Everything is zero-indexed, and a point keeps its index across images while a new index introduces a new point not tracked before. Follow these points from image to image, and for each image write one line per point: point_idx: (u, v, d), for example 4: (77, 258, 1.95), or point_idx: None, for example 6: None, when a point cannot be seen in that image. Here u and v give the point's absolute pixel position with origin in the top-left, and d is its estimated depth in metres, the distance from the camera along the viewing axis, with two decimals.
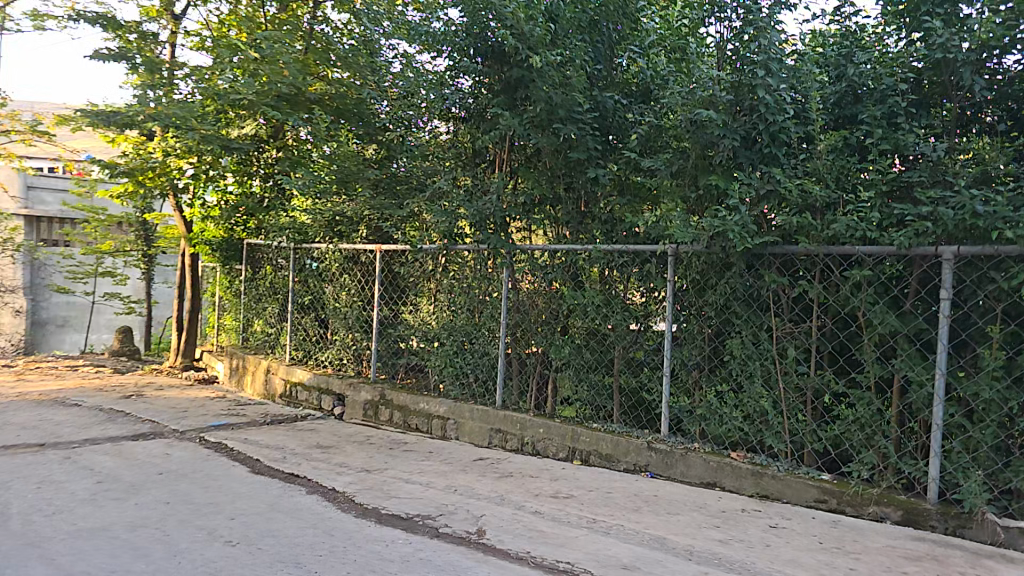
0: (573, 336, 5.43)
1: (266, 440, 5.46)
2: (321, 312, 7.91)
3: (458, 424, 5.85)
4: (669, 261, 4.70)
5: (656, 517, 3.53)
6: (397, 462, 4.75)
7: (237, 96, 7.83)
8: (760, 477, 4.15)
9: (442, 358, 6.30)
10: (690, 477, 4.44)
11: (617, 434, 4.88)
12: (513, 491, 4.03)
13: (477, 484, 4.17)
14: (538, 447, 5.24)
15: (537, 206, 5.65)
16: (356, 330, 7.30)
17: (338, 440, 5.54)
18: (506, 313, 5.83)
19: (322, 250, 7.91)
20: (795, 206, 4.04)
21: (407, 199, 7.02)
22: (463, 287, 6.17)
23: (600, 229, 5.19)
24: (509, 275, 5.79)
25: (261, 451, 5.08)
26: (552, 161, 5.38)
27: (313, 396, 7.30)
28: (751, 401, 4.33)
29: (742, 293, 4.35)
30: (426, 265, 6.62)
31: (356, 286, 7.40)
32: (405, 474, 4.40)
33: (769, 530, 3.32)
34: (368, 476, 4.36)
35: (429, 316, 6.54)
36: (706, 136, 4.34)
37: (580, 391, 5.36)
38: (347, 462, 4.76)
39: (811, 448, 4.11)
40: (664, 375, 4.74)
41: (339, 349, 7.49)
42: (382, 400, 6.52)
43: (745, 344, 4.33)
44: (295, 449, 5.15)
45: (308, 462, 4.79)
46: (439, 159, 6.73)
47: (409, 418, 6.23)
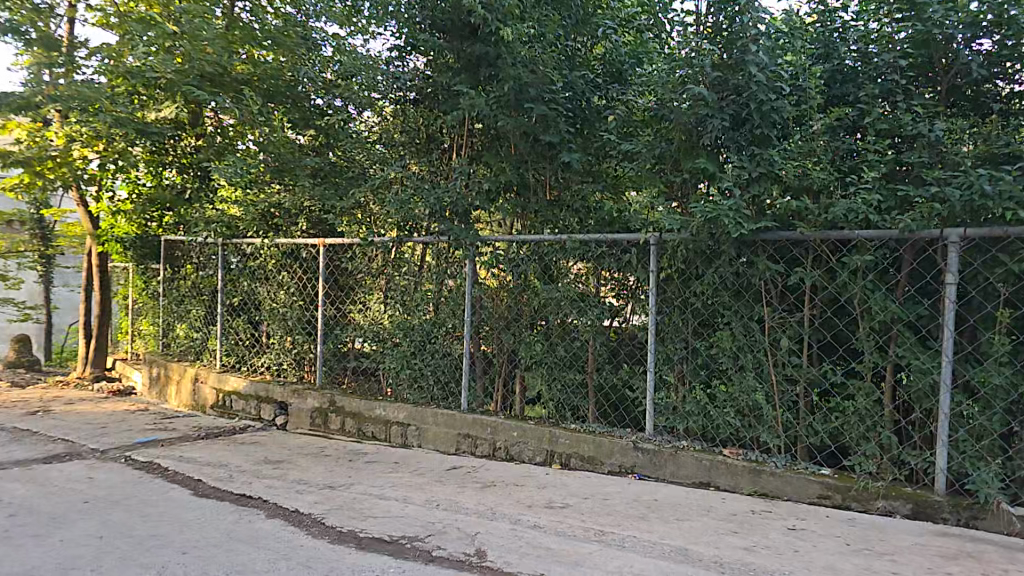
0: (544, 332, 5.13)
1: (206, 456, 4.86)
2: (257, 313, 7.29)
3: (419, 430, 5.43)
4: (651, 251, 4.49)
5: (667, 525, 3.25)
6: (362, 476, 4.30)
7: (154, 75, 7.08)
8: (757, 475, 3.95)
9: (397, 360, 5.86)
10: (681, 478, 4.21)
11: (598, 435, 4.60)
12: (502, 503, 3.67)
13: (460, 497, 3.78)
14: (512, 452, 4.90)
15: (503, 195, 5.31)
16: (298, 332, 6.77)
17: (288, 453, 5.01)
18: (471, 310, 5.47)
19: (255, 247, 7.24)
20: (789, 190, 3.89)
21: (353, 189, 6.52)
22: (424, 282, 5.82)
23: (574, 214, 4.97)
24: (472, 268, 5.45)
25: (202, 469, 4.50)
26: (520, 146, 5.07)
27: (250, 405, 6.68)
28: (743, 395, 4.13)
29: (731, 282, 4.16)
30: (376, 260, 6.16)
31: (296, 284, 6.86)
32: (377, 490, 3.96)
33: (791, 533, 3.10)
34: (335, 494, 3.89)
35: (382, 315, 6.09)
36: (693, 119, 4.14)
37: (554, 390, 5.06)
38: (306, 478, 4.26)
39: (809, 442, 3.96)
40: (648, 371, 4.51)
41: (278, 353, 6.91)
42: (331, 407, 6.01)
43: (736, 335, 4.14)
44: (242, 465, 4.60)
45: (261, 480, 4.26)
46: (389, 146, 6.24)
47: (363, 425, 5.75)
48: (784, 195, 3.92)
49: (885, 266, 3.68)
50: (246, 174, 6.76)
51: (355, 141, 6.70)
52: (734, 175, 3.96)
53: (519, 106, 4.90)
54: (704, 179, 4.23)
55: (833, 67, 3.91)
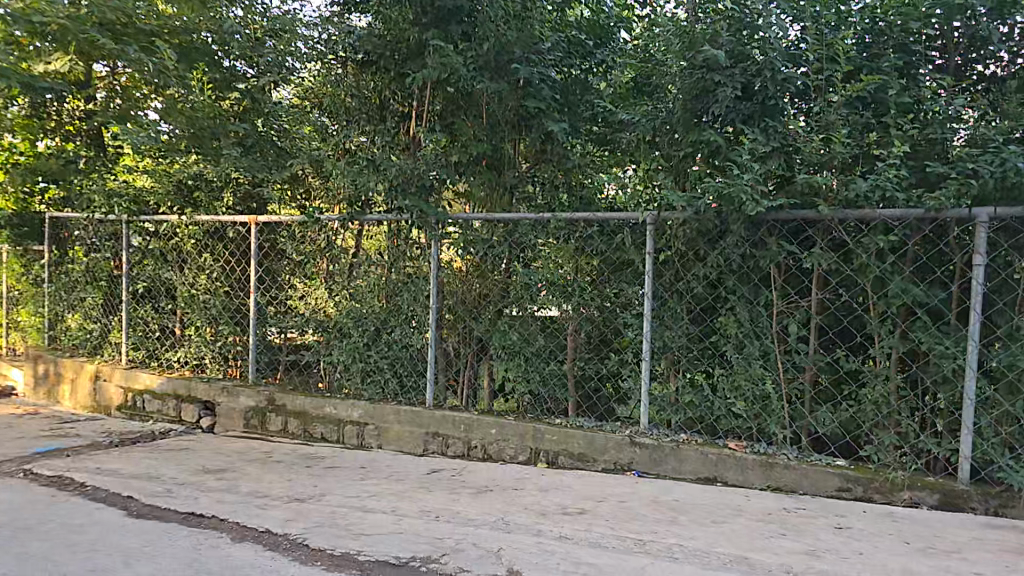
0: (521, 319, 4.70)
1: (131, 467, 4.11)
2: (170, 301, 6.40)
3: (378, 429, 4.89)
4: (647, 231, 4.18)
5: (706, 529, 2.92)
6: (332, 485, 3.72)
7: (41, 19, 6.02)
8: (770, 468, 3.71)
9: (348, 352, 5.30)
10: (684, 473, 3.92)
11: (588, 430, 4.25)
12: (511, 510, 3.23)
13: (458, 506, 3.30)
14: (490, 451, 4.47)
15: (474, 167, 4.83)
16: (223, 321, 5.98)
17: (230, 460, 4.32)
18: (437, 296, 4.98)
19: (167, 226, 6.31)
20: (804, 165, 3.68)
21: (290, 162, 5.81)
22: (379, 265, 5.25)
23: (559, 187, 4.59)
24: (437, 250, 4.94)
25: (131, 483, 3.76)
26: (498, 112, 4.60)
27: (167, 406, 5.85)
28: (750, 384, 3.90)
29: (738, 264, 3.92)
30: (320, 241, 5.50)
31: (219, 268, 6.05)
32: (355, 501, 3.40)
33: (843, 533, 2.85)
34: (307, 508, 3.30)
35: (329, 301, 5.45)
36: (706, 87, 3.87)
37: (531, 382, 4.66)
38: (264, 490, 3.63)
39: (822, 433, 3.76)
40: (643, 359, 4.20)
41: (198, 346, 6.10)
42: (270, 406, 5.33)
43: (742, 321, 3.91)
44: (180, 477, 3.89)
45: (208, 493, 3.59)
46: (333, 112, 5.54)
47: (310, 426, 5.13)
48: (797, 172, 3.72)
49: (907, 247, 3.54)
50: (165, 140, 5.90)
51: (290, 108, 5.96)
52: (751, 149, 3.68)
53: (502, 67, 4.49)
54: (712, 153, 3.91)
55: (861, 34, 3.66)
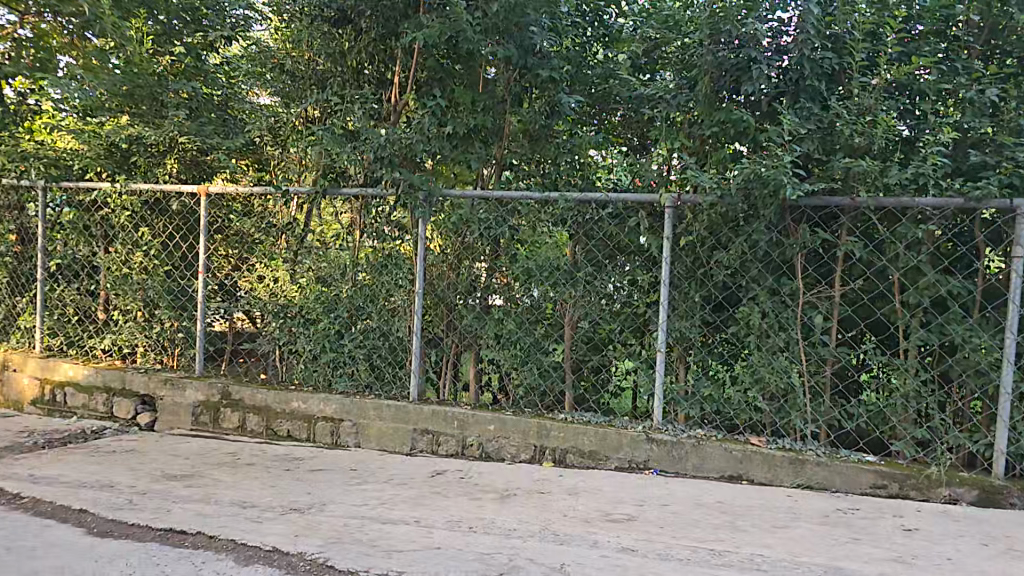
0: (520, 305, 4.36)
1: (76, 474, 3.48)
2: (96, 283, 5.59)
3: (355, 426, 4.41)
4: (667, 216, 3.92)
5: (775, 536, 2.67)
6: (329, 491, 3.24)
7: None
8: (801, 466, 3.53)
9: (315, 340, 4.80)
10: (707, 472, 3.69)
11: (598, 426, 3.96)
12: (550, 518, 2.88)
13: (489, 514, 2.92)
14: (488, 449, 4.10)
15: (469, 139, 4.39)
16: (162, 306, 5.27)
17: (192, 464, 3.74)
18: (422, 280, 4.54)
19: (92, 196, 5.48)
20: (838, 149, 3.56)
21: (246, 127, 5.17)
22: (356, 245, 4.73)
23: (568, 165, 4.19)
24: (425, 229, 4.48)
25: (83, 494, 3.15)
26: (513, 87, 4.29)
27: (96, 400, 5.11)
28: (775, 377, 3.70)
29: (765, 252, 3.72)
30: (283, 216, 4.95)
31: (157, 246, 5.32)
32: (365, 511, 2.94)
33: (916, 536, 2.68)
34: (312, 521, 2.82)
35: (293, 284, 4.89)
36: (740, 63, 3.71)
37: (529, 375, 4.34)
38: (250, 499, 3.11)
39: (849, 427, 3.62)
40: (659, 352, 3.95)
41: (131, 332, 5.37)
42: (224, 401, 4.73)
43: (769, 311, 3.72)
44: (140, 485, 3.30)
45: (182, 504, 3.04)
46: (302, 73, 4.93)
47: (274, 422, 4.58)
48: (829, 156, 3.60)
49: (943, 238, 3.45)
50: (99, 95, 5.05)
51: (244, 68, 5.26)
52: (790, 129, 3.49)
53: (515, 36, 4.12)
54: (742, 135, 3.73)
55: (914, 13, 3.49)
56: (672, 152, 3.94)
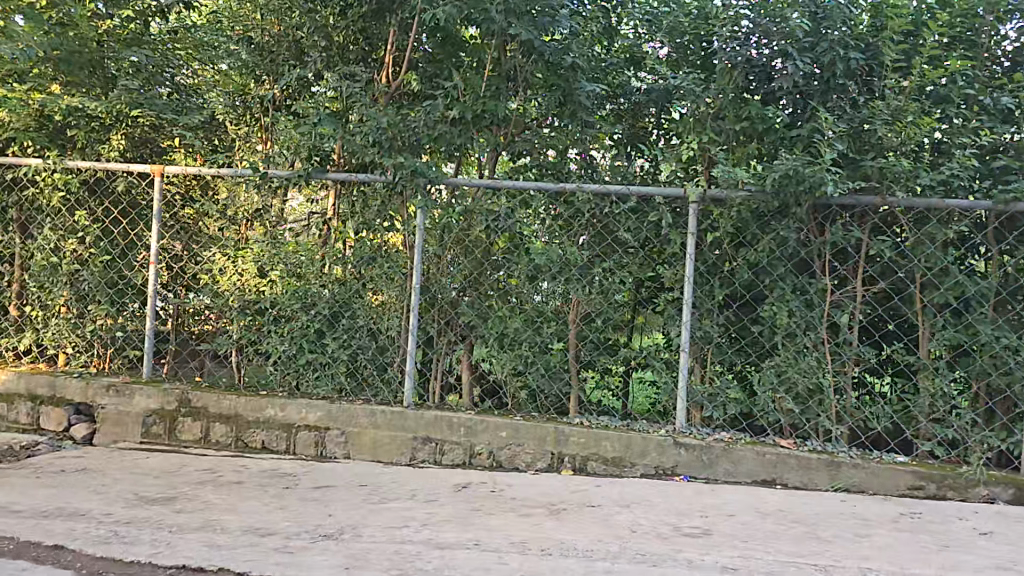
0: (525, 301, 4.05)
1: (29, 500, 2.88)
2: (15, 274, 4.83)
3: (342, 436, 3.95)
4: (690, 213, 3.69)
5: (864, 545, 2.53)
6: (355, 513, 2.82)
7: None
8: (837, 469, 3.44)
9: (292, 339, 4.31)
10: (738, 477, 3.53)
11: (619, 430, 3.72)
12: (620, 535, 2.61)
13: (552, 533, 2.62)
14: (499, 458, 3.78)
15: (474, 125, 4.05)
16: (100, 301, 4.60)
17: (169, 484, 3.20)
18: (419, 274, 4.15)
19: (18, 172, 4.75)
20: (870, 150, 3.41)
21: (209, 102, 4.67)
22: (341, 235, 4.30)
23: (576, 159, 3.98)
24: (424, 220, 4.12)
25: (50, 526, 2.59)
26: (524, 70, 4.00)
27: (18, 410, 4.37)
28: (803, 377, 3.58)
29: (794, 250, 3.56)
30: (252, 202, 4.47)
31: (92, 233, 4.64)
32: (411, 534, 2.57)
33: (996, 540, 2.62)
34: (357, 549, 2.43)
35: (264, 274, 4.39)
36: (773, 57, 3.51)
37: (530, 377, 4.06)
38: (267, 526, 2.66)
39: (878, 428, 3.55)
40: (683, 352, 3.74)
41: (58, 332, 4.65)
42: (182, 409, 4.13)
43: (796, 311, 3.57)
44: (119, 513, 2.76)
45: (182, 534, 2.55)
46: (280, 47, 4.47)
47: (246, 433, 4.03)
48: (861, 155, 3.43)
49: (974, 237, 3.41)
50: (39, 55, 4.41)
51: (210, 40, 4.78)
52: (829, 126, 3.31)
53: (531, 18, 3.82)
54: (774, 134, 3.53)
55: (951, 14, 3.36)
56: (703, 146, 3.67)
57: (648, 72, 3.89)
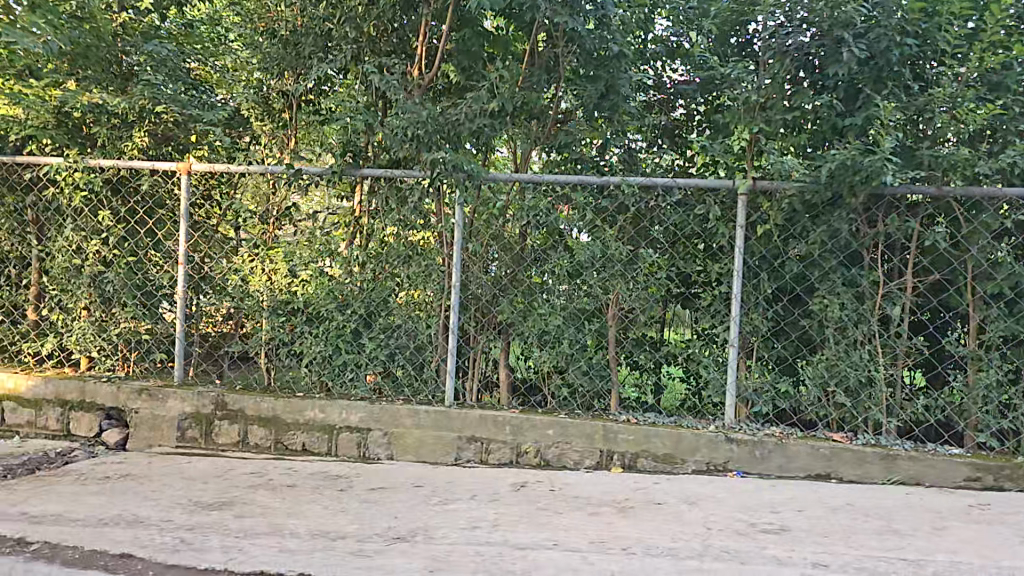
0: (568, 298, 4.00)
1: (83, 508, 2.80)
2: (36, 275, 4.72)
3: (384, 437, 3.88)
4: (739, 204, 3.67)
5: (946, 539, 2.50)
6: (421, 515, 2.76)
7: None
8: (892, 462, 3.41)
9: (327, 339, 4.25)
10: (792, 471, 3.50)
11: (669, 426, 3.68)
12: (697, 532, 2.57)
13: (628, 532, 2.57)
14: (547, 457, 3.72)
15: (513, 118, 3.98)
16: (126, 303, 4.51)
17: (219, 488, 3.13)
18: (459, 272, 4.09)
19: (37, 172, 4.63)
20: (926, 137, 3.40)
21: (234, 98, 4.58)
22: (375, 233, 4.23)
23: (619, 155, 3.95)
24: (462, 215, 4.05)
25: (113, 534, 2.52)
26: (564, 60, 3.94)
27: (46, 416, 4.26)
28: (855, 370, 3.56)
29: (846, 243, 3.55)
30: (281, 199, 4.37)
31: (114, 233, 4.53)
32: (486, 536, 2.52)
33: None
34: (437, 551, 2.38)
35: (295, 273, 4.31)
36: (829, 47, 3.47)
37: (571, 374, 4.02)
38: (336, 529, 2.60)
39: (932, 420, 3.52)
40: (732, 347, 3.72)
41: (83, 335, 4.55)
42: (219, 412, 4.06)
43: (847, 304, 3.55)
44: (179, 519, 2.69)
45: (252, 540, 2.49)
46: (308, 39, 4.37)
47: (285, 436, 3.96)
48: (918, 143, 3.42)
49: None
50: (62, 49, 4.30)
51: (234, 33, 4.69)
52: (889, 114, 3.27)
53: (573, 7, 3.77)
54: (828, 122, 3.52)
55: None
56: (754, 136, 3.63)
57: (683, 60, 3.88)
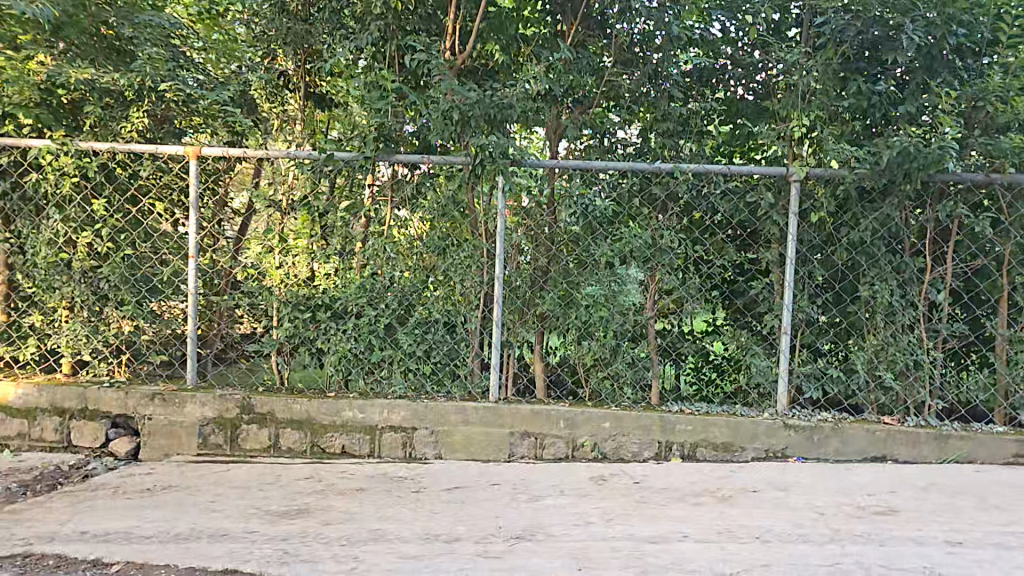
0: (615, 287, 3.90)
1: (146, 523, 2.52)
2: (12, 271, 4.24)
3: (430, 436, 3.71)
4: (791, 192, 3.71)
5: None
6: (523, 513, 2.63)
7: None
8: (944, 442, 3.51)
9: (359, 336, 4.02)
10: (849, 455, 3.55)
11: (725, 416, 3.66)
12: (814, 516, 2.54)
13: (746, 519, 2.52)
14: (604, 450, 3.65)
15: (552, 106, 3.94)
16: (126, 300, 4.14)
17: (282, 495, 2.89)
18: (502, 263, 3.95)
19: (15, 154, 4.16)
20: (976, 125, 3.57)
21: (241, 77, 4.26)
22: (407, 222, 4.01)
23: (657, 138, 3.90)
24: (503, 204, 3.91)
25: (203, 549, 2.27)
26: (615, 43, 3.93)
27: (41, 426, 3.85)
28: (903, 354, 3.65)
29: (894, 231, 3.66)
30: (297, 185, 4.07)
31: (109, 224, 4.14)
32: (607, 531, 2.42)
33: None
34: (570, 549, 2.27)
35: (319, 265, 4.06)
36: (882, 34, 3.61)
37: (615, 365, 3.94)
38: (445, 531, 2.44)
39: (978, 400, 3.67)
40: (784, 334, 3.76)
41: (76, 337, 4.15)
42: (244, 415, 3.78)
43: (895, 290, 3.64)
44: (264, 530, 2.46)
45: (366, 547, 2.30)
46: (330, 11, 4.10)
47: (322, 438, 3.73)
48: (968, 131, 3.58)
49: None
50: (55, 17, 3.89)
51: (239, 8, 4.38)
52: (948, 101, 3.44)
53: None
54: (881, 109, 3.67)
55: None
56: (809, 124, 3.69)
57: (728, 44, 3.92)
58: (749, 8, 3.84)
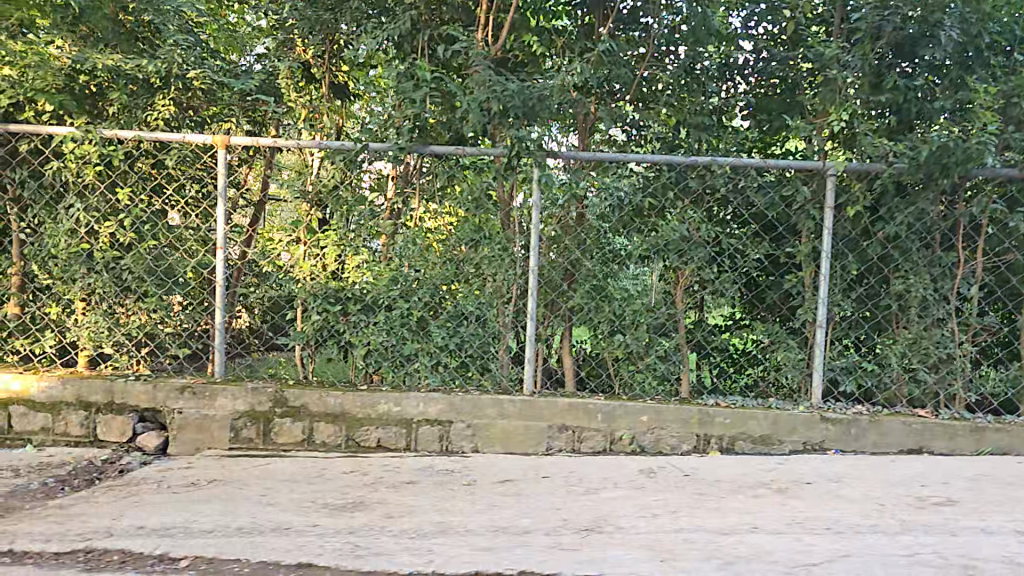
0: (649, 280, 3.90)
1: (204, 517, 2.47)
2: (29, 261, 4.13)
3: (467, 429, 3.68)
4: (827, 185, 3.72)
5: None
6: (585, 505, 2.61)
7: None
8: (979, 434, 3.55)
9: (391, 329, 3.97)
10: (886, 447, 3.57)
11: (762, 408, 3.67)
12: (876, 507, 2.56)
13: (811, 510, 2.53)
14: (642, 443, 3.64)
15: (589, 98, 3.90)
16: (150, 291, 4.04)
17: (334, 489, 2.85)
18: (537, 255, 3.91)
19: (34, 142, 4.05)
20: (1011, 120, 3.59)
21: (268, 66, 4.18)
22: (440, 213, 3.96)
23: (691, 131, 3.90)
24: (539, 197, 3.87)
25: (271, 543, 2.23)
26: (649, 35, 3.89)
27: (66, 420, 3.77)
28: (937, 347, 3.68)
29: (929, 226, 3.67)
30: (327, 175, 4.01)
31: (132, 214, 4.04)
32: (676, 522, 2.41)
33: None
34: (644, 541, 2.26)
35: (349, 257, 3.99)
36: (918, 31, 3.59)
37: (649, 358, 3.93)
38: (513, 524, 2.42)
39: (1008, 393, 3.71)
40: (818, 328, 3.77)
41: (98, 329, 4.06)
42: (278, 409, 3.72)
43: (929, 284, 3.66)
44: (328, 523, 2.41)
45: (437, 540, 2.27)
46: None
47: (357, 431, 3.68)
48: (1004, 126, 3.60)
49: None
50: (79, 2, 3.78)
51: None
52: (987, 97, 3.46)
53: None
54: (916, 105, 3.67)
55: None
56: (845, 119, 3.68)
57: (762, 39, 3.91)
58: (785, 3, 3.83)
